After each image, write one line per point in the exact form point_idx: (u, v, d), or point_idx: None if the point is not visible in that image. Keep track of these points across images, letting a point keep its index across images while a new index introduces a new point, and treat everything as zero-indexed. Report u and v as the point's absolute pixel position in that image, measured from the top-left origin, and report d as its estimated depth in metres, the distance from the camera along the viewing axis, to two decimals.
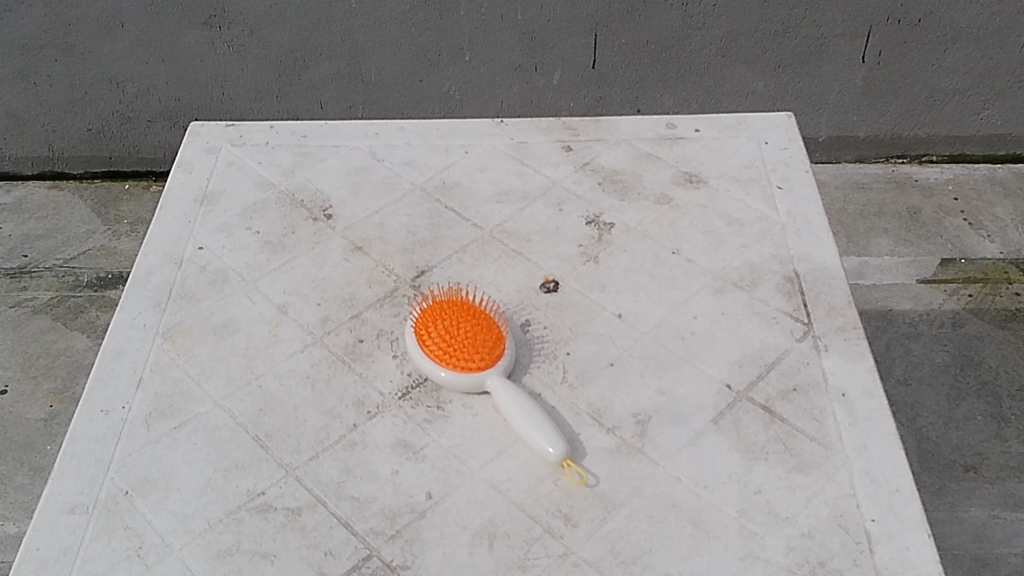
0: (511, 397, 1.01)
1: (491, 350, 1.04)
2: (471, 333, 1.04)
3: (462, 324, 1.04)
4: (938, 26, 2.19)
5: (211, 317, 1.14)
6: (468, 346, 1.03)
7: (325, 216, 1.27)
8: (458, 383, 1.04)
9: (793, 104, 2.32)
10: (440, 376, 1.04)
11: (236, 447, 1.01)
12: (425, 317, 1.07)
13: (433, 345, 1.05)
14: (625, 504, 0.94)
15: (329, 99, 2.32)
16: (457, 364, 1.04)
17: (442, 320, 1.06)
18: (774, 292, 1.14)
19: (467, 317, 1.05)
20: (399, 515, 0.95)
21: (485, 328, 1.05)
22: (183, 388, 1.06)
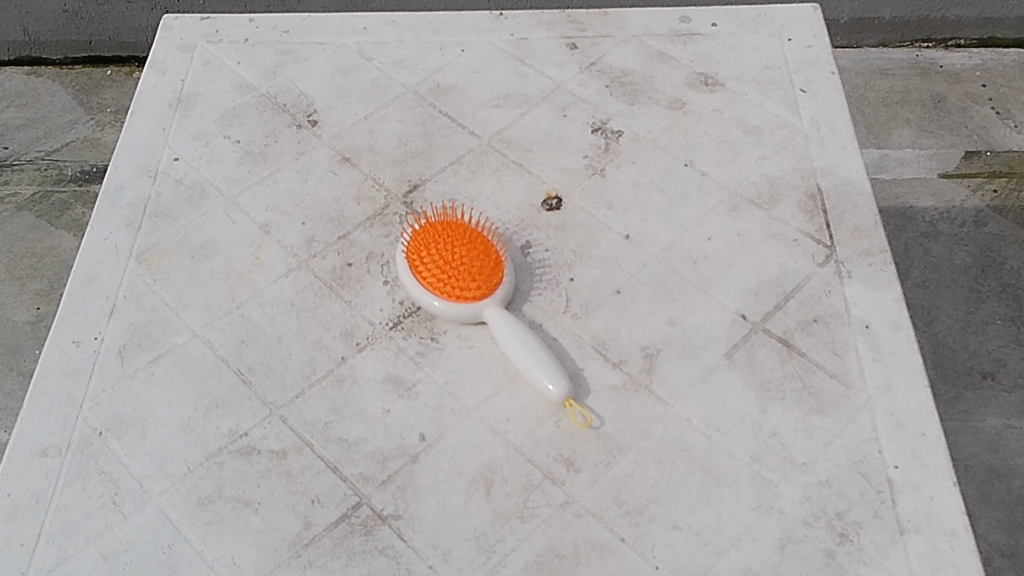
0: (511, 332, 0.94)
1: (490, 277, 0.97)
2: (468, 259, 0.96)
3: (456, 250, 0.96)
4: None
5: (187, 238, 1.06)
6: (466, 274, 0.96)
7: (310, 122, 1.17)
8: (456, 315, 0.97)
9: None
10: (433, 306, 0.97)
11: (216, 384, 0.94)
12: (417, 241, 0.99)
13: (427, 273, 0.98)
14: (631, 449, 0.88)
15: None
16: (452, 294, 0.96)
17: (434, 247, 0.97)
18: (794, 211, 1.05)
19: (460, 241, 0.97)
20: (391, 459, 0.89)
21: (482, 253, 0.97)
22: (159, 318, 0.99)
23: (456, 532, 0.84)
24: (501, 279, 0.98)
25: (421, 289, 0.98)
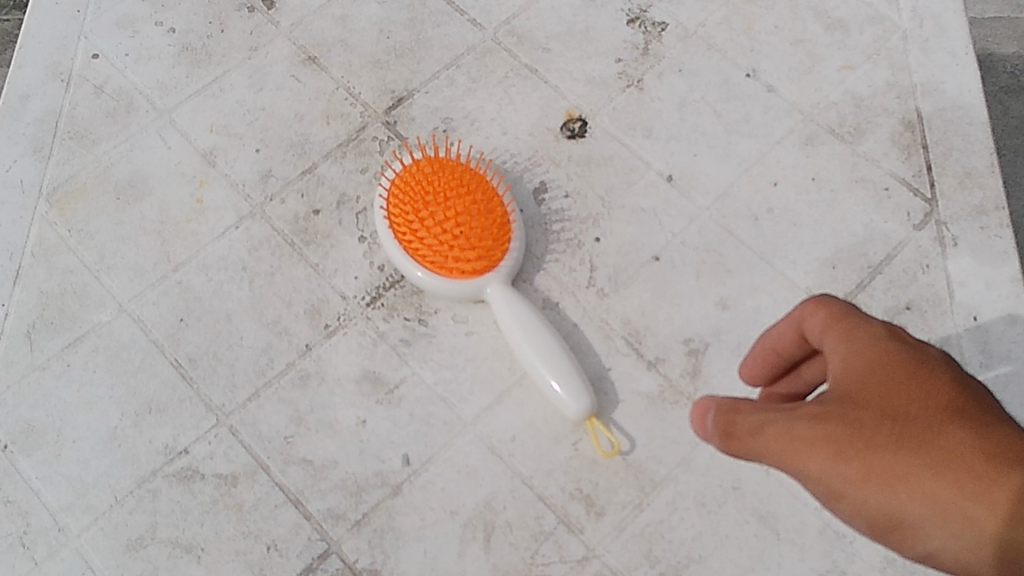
0: (523, 322, 0.73)
1: (497, 238, 0.75)
2: (468, 225, 0.73)
3: (453, 216, 0.72)
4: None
5: (110, 169, 0.83)
6: (470, 244, 0.73)
7: (265, 4, 0.91)
8: (462, 292, 0.76)
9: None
10: (416, 275, 0.76)
11: (148, 380, 0.75)
12: (404, 194, 0.75)
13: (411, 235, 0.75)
14: (668, 485, 0.70)
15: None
16: (441, 266, 0.75)
17: (427, 211, 0.73)
18: (887, 147, 0.81)
19: (453, 198, 0.73)
20: (366, 491, 0.71)
21: (482, 210, 0.74)
22: (75, 284, 0.79)
23: None
24: (508, 233, 0.76)
25: (408, 257, 0.76)
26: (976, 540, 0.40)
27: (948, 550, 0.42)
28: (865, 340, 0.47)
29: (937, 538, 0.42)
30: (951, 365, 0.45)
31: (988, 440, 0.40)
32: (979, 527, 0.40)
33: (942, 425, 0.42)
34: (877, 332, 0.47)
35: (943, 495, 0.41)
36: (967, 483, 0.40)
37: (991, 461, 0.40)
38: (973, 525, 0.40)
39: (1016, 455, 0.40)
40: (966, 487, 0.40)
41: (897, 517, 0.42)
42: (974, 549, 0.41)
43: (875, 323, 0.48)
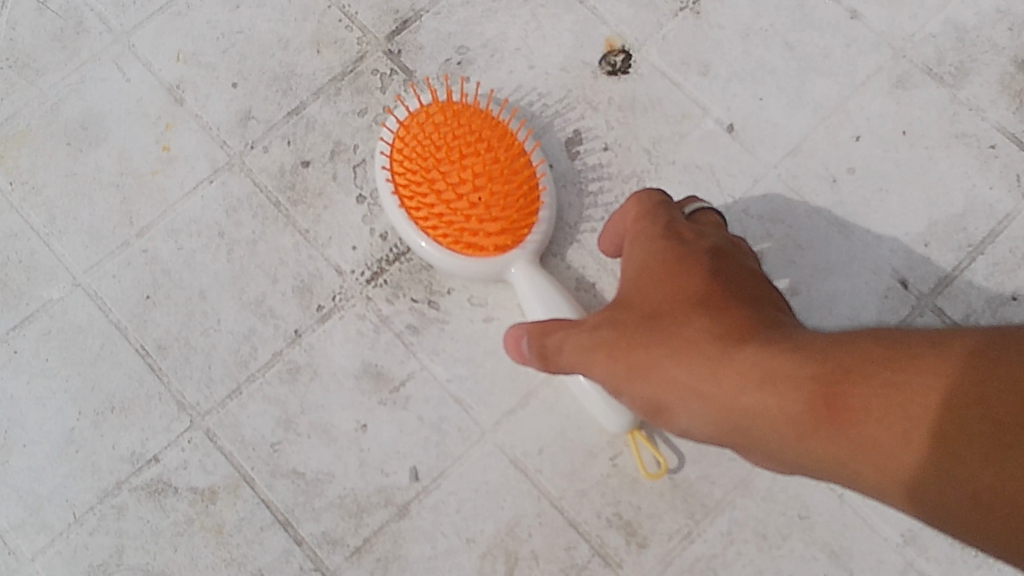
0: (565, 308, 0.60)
1: (524, 205, 0.60)
2: (494, 194, 0.57)
3: (477, 182, 0.56)
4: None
5: (56, 107, 0.69)
6: (494, 216, 0.58)
7: None
8: (478, 269, 0.62)
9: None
10: (423, 249, 0.61)
11: (109, 372, 0.64)
12: (415, 151, 0.58)
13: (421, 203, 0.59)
14: (723, 512, 0.60)
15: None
16: (457, 240, 0.60)
17: (447, 177, 0.57)
18: (996, 93, 0.67)
19: (475, 157, 0.57)
20: (367, 511, 0.61)
21: (510, 172, 0.58)
22: (21, 252, 0.67)
23: None
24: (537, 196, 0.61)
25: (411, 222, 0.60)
26: (716, 416, 0.44)
27: (711, 434, 0.45)
28: (646, 238, 0.54)
29: (695, 422, 0.45)
30: (717, 259, 0.50)
31: (720, 325, 0.44)
32: (720, 403, 0.43)
33: (686, 316, 0.46)
34: (658, 233, 0.53)
35: (686, 378, 0.44)
36: (702, 366, 0.44)
37: (721, 345, 0.43)
38: (714, 403, 0.43)
39: (741, 331, 0.43)
40: (701, 370, 0.44)
41: (663, 405, 0.46)
42: (724, 428, 0.44)
43: (659, 218, 0.55)
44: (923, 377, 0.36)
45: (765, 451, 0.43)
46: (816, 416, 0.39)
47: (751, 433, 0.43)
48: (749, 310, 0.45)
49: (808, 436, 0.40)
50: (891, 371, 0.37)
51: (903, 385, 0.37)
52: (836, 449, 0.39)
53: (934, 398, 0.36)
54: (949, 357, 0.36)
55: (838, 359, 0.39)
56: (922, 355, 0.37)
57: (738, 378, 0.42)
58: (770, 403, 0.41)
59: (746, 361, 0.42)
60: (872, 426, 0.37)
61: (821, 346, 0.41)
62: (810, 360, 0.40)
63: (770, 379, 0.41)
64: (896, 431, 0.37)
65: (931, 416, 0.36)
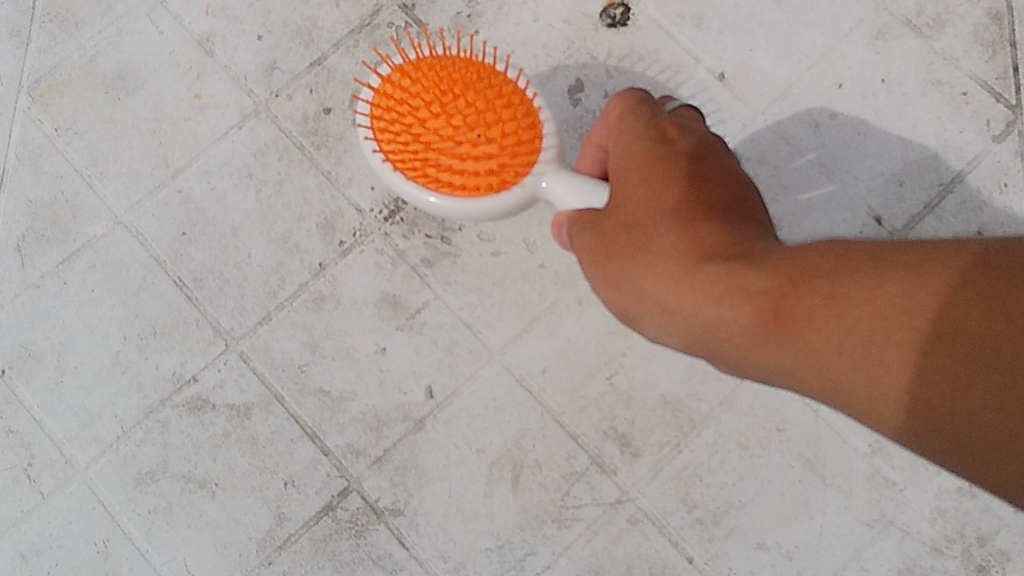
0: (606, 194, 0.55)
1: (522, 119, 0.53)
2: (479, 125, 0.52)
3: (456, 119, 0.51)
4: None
5: (95, 57, 0.75)
6: (494, 146, 0.52)
7: None
8: (507, 206, 0.55)
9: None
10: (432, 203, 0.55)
11: (151, 300, 0.70)
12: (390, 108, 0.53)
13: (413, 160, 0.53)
14: (709, 425, 0.66)
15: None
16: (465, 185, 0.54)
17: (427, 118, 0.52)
18: (970, 43, 0.72)
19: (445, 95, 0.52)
20: (387, 425, 0.67)
21: (492, 93, 0.53)
22: (66, 192, 0.72)
23: (472, 537, 0.66)
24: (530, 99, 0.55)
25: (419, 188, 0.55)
26: (683, 330, 0.47)
27: (676, 341, 0.49)
28: (632, 142, 0.54)
29: (659, 328, 0.49)
30: (692, 168, 0.51)
31: (691, 243, 0.47)
32: (680, 314, 0.47)
33: (658, 228, 0.49)
34: (644, 139, 0.54)
35: (653, 289, 0.48)
36: (668, 280, 0.47)
37: (690, 261, 0.46)
38: (675, 314, 0.47)
39: (704, 247, 0.46)
40: (667, 283, 0.47)
41: (635, 312, 0.51)
42: (684, 335, 0.48)
43: (643, 123, 0.55)
44: (863, 292, 0.39)
45: (720, 356, 0.47)
46: (767, 328, 0.42)
47: (706, 340, 0.46)
48: (717, 224, 0.48)
49: (761, 347, 0.43)
50: (835, 285, 0.40)
51: (843, 298, 0.39)
52: (785, 357, 0.42)
53: (871, 311, 0.38)
54: (888, 274, 0.38)
55: (788, 274, 0.42)
56: (864, 275, 0.39)
57: (698, 294, 0.45)
58: (726, 317, 0.44)
59: (706, 278, 0.45)
60: (813, 338, 0.40)
61: (774, 260, 0.43)
62: (763, 274, 0.43)
63: (725, 294, 0.44)
64: (834, 344, 0.39)
65: (865, 328, 0.38)
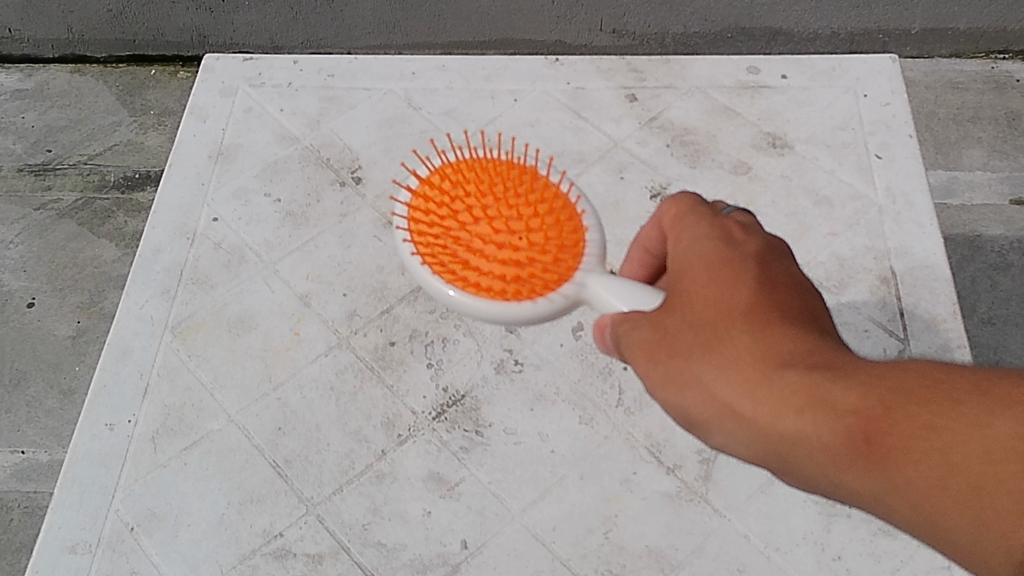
0: (671, 292, 0.57)
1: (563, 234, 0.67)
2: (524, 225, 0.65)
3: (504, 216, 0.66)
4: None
5: (224, 307, 1.02)
6: (535, 251, 0.65)
7: (353, 180, 1.12)
8: (540, 306, 0.65)
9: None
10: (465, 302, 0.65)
11: (251, 476, 0.91)
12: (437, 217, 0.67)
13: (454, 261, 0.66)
14: (684, 567, 0.84)
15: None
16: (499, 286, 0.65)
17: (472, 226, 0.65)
18: (866, 297, 0.98)
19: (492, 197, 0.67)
20: (431, 568, 0.85)
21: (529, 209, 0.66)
22: (194, 400, 0.96)
23: None
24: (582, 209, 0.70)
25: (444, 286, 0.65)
26: (756, 437, 0.51)
27: (742, 450, 0.53)
28: (692, 238, 0.58)
29: (726, 438, 0.53)
30: (762, 270, 0.55)
31: (768, 350, 0.51)
32: (752, 422, 0.51)
33: (731, 333, 0.52)
34: (706, 234, 0.58)
35: (723, 393, 0.52)
36: (745, 383, 0.51)
37: (769, 369, 0.50)
38: (750, 419, 0.51)
39: (783, 354, 0.50)
40: (743, 388, 0.51)
41: (702, 416, 0.54)
42: (753, 447, 0.52)
43: (704, 224, 0.58)
44: (965, 424, 0.42)
45: (789, 469, 0.51)
46: (854, 444, 0.46)
47: (778, 450, 0.51)
48: (796, 333, 0.51)
49: (844, 465, 0.47)
50: (939, 420, 0.43)
51: (945, 432, 0.43)
52: (870, 478, 0.46)
53: (979, 453, 0.42)
54: (995, 418, 0.42)
55: (881, 397, 0.46)
56: (973, 407, 0.43)
57: (778, 401, 0.49)
58: (807, 428, 0.48)
59: (787, 387, 0.49)
60: (905, 465, 0.44)
61: (860, 378, 0.47)
62: (852, 394, 0.47)
63: (810, 405, 0.48)
64: (930, 475, 0.43)
65: (969, 467, 0.42)
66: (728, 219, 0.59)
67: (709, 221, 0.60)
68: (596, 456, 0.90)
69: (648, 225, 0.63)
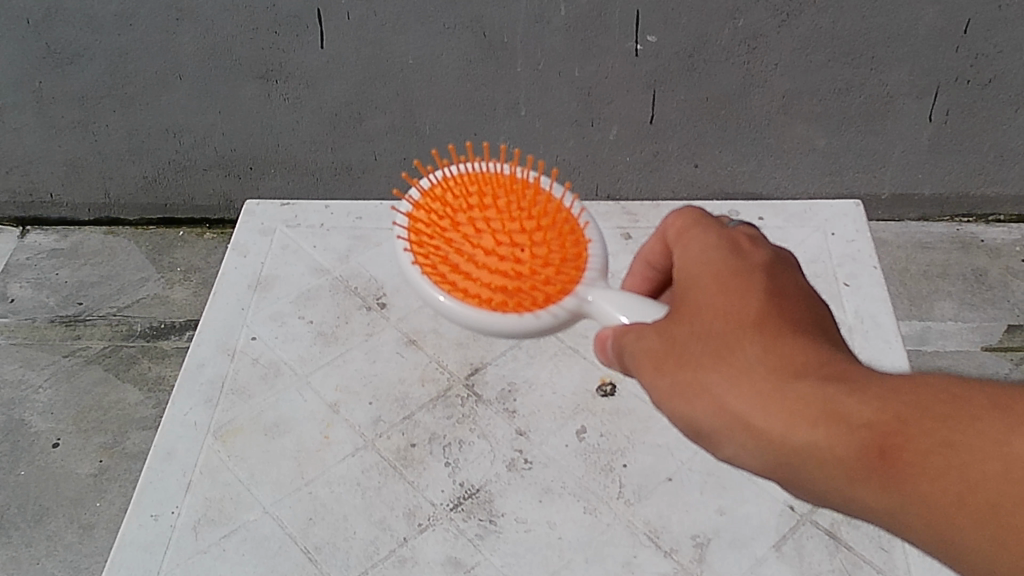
0: (680, 302, 0.65)
1: (558, 254, 0.77)
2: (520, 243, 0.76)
3: (504, 232, 0.77)
4: (1015, 78, 1.88)
5: (260, 414, 1.12)
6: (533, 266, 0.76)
7: (378, 305, 1.25)
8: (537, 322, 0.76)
9: (859, 139, 1.99)
10: (467, 313, 0.76)
11: (283, 560, 0.99)
12: (444, 232, 0.78)
13: (458, 275, 0.77)
14: None
15: (354, 164, 2.08)
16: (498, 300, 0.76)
17: (473, 241, 0.77)
18: None
19: (496, 214, 0.78)
20: None
21: (527, 225, 0.78)
22: (232, 493, 1.05)
23: None
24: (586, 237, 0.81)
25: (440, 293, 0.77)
26: (767, 446, 0.58)
27: (749, 459, 0.60)
28: (706, 257, 0.66)
29: (742, 451, 0.60)
30: (768, 283, 0.63)
31: (781, 364, 0.58)
32: (768, 434, 0.57)
33: (743, 347, 0.59)
34: (718, 254, 0.66)
35: (741, 406, 0.59)
36: (759, 395, 0.58)
37: (782, 382, 0.57)
38: (763, 429, 0.58)
39: (796, 367, 0.57)
40: (756, 399, 0.58)
41: (713, 427, 0.61)
42: (767, 457, 0.59)
43: (717, 248, 0.67)
44: (982, 442, 0.49)
45: (800, 478, 0.58)
46: (868, 455, 0.53)
47: (792, 461, 0.57)
48: (804, 349, 0.58)
49: (857, 475, 0.54)
50: (955, 437, 0.50)
51: (962, 448, 0.50)
52: (885, 490, 0.53)
53: (998, 470, 0.48)
54: (1010, 435, 0.49)
55: (896, 412, 0.52)
56: (990, 425, 0.49)
57: (792, 409, 0.56)
58: (820, 438, 0.55)
59: (799, 397, 0.56)
60: (920, 476, 0.51)
61: (872, 392, 0.54)
62: (866, 407, 0.53)
63: (825, 417, 0.55)
64: (948, 487, 0.50)
65: (988, 481, 0.49)
66: (734, 236, 0.68)
67: (717, 248, 0.67)
68: (600, 541, 0.98)
69: (653, 238, 0.74)
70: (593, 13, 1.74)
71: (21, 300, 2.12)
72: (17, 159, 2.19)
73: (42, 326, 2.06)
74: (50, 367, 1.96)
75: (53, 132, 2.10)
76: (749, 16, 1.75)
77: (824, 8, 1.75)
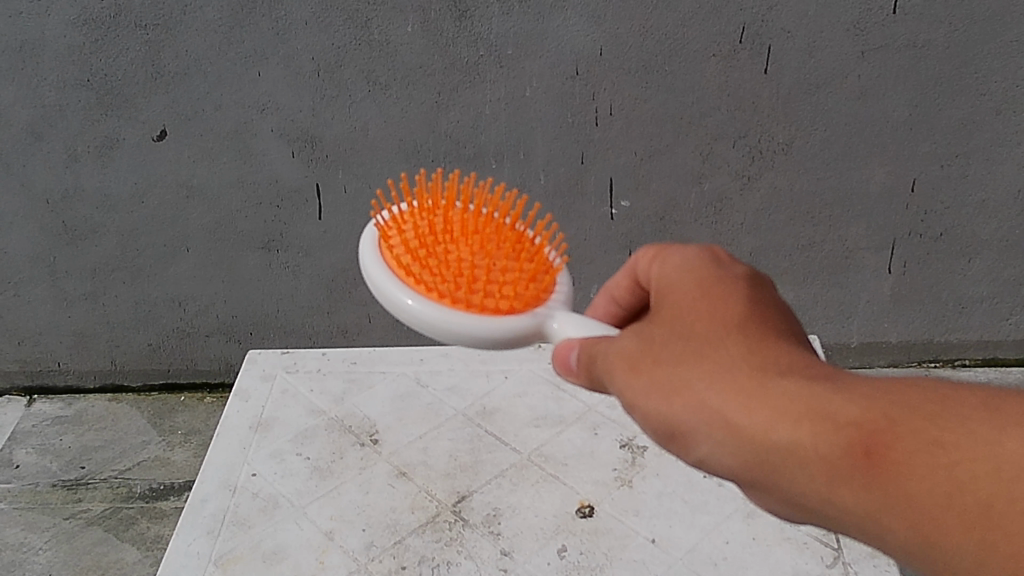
0: (661, 317, 0.66)
1: (528, 270, 0.85)
2: (494, 252, 0.84)
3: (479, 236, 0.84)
4: (963, 232, 1.98)
5: (260, 541, 1.18)
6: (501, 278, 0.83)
7: (371, 441, 1.35)
8: (503, 333, 0.82)
9: (824, 291, 2.09)
10: (430, 308, 0.81)
11: None
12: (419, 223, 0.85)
13: (427, 268, 0.82)
14: None
15: (349, 326, 2.20)
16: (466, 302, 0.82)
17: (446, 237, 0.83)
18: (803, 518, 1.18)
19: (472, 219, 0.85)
20: None
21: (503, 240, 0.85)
22: None
23: None
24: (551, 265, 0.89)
25: (414, 299, 0.81)
26: (744, 443, 0.57)
27: (724, 459, 0.60)
28: (693, 277, 0.67)
29: (719, 450, 0.59)
30: (750, 295, 0.64)
31: (764, 363, 0.58)
32: (748, 431, 0.57)
33: (727, 347, 0.59)
34: (701, 273, 0.67)
35: (722, 403, 0.58)
36: (740, 392, 0.57)
37: (766, 379, 0.57)
38: (740, 426, 0.57)
39: (779, 368, 0.57)
40: (736, 397, 0.57)
41: (689, 427, 0.60)
42: (744, 457, 0.58)
43: (700, 269, 0.68)
44: (973, 440, 0.48)
45: (778, 478, 0.57)
46: (850, 451, 0.52)
47: (770, 460, 0.56)
48: (786, 352, 0.59)
49: (837, 474, 0.53)
50: (944, 436, 0.49)
51: (952, 447, 0.49)
52: (869, 490, 0.52)
53: (989, 469, 0.47)
54: (1003, 433, 0.47)
55: (884, 411, 0.51)
56: (981, 425, 0.48)
57: (776, 405, 0.55)
58: (802, 435, 0.54)
59: (783, 395, 0.55)
60: (908, 476, 0.50)
61: (859, 393, 0.53)
62: (852, 407, 0.52)
63: (808, 413, 0.54)
64: (937, 485, 0.49)
65: (979, 478, 0.47)
66: (712, 258, 0.70)
67: (704, 266, 0.69)
68: None
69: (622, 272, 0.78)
70: (569, 182, 1.89)
71: (26, 466, 2.15)
72: (29, 331, 2.28)
73: (43, 491, 2.08)
74: (50, 529, 1.97)
75: (65, 304, 2.21)
76: (714, 181, 1.89)
77: (783, 170, 1.87)
